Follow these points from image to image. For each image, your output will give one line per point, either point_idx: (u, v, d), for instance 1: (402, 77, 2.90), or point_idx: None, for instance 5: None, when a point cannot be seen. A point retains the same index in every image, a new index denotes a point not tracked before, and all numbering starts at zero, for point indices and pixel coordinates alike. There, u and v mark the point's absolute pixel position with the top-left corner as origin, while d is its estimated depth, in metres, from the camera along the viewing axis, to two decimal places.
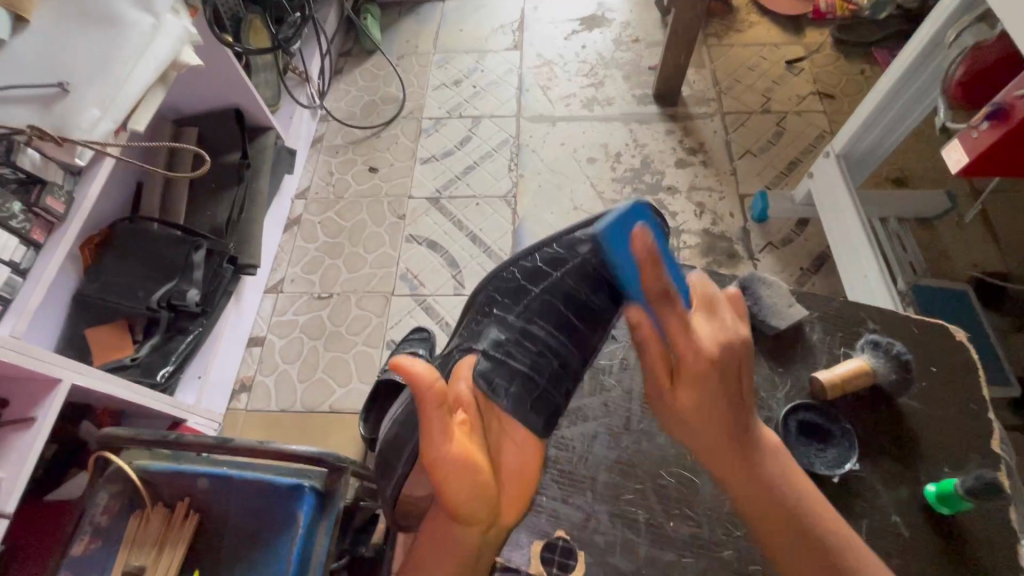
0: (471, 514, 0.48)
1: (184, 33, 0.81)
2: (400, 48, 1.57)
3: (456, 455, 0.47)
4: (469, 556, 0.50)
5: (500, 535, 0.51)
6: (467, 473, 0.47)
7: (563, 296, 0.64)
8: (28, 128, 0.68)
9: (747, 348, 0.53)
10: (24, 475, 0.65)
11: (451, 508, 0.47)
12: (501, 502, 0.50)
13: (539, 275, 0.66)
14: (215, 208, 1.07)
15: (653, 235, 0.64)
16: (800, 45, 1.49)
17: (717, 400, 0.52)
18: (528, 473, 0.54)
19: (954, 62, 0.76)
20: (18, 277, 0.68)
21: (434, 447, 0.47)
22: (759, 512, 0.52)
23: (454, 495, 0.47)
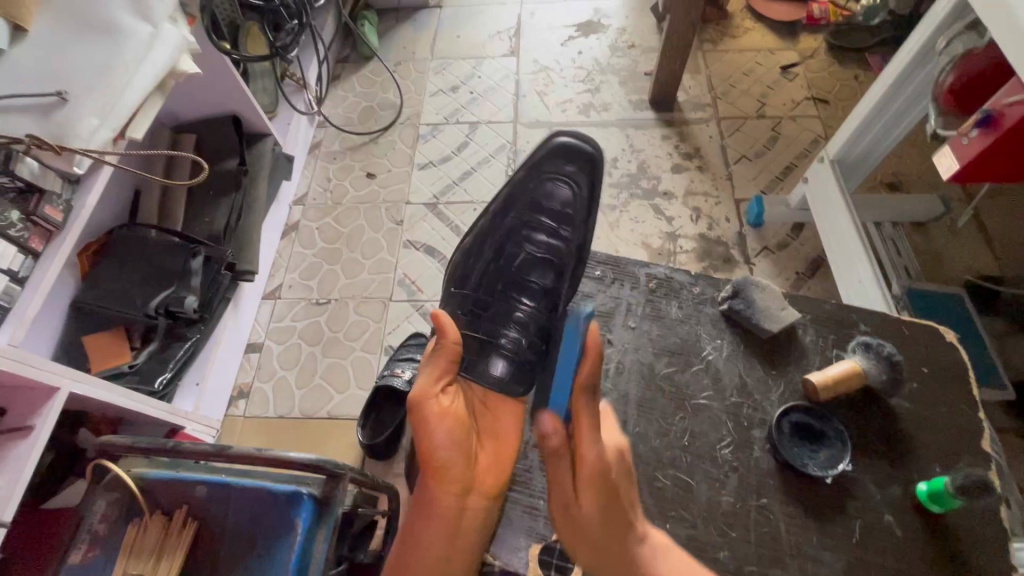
0: (436, 450, 0.60)
1: (182, 40, 0.81)
2: (397, 54, 1.58)
3: (438, 398, 0.62)
4: (448, 508, 0.59)
5: (462, 496, 0.60)
6: (448, 419, 0.61)
7: (509, 243, 0.75)
8: (26, 137, 0.68)
9: (627, 460, 0.62)
10: (22, 483, 0.65)
11: (429, 453, 0.60)
12: (468, 453, 0.62)
13: (493, 224, 0.75)
14: (213, 214, 1.07)
15: (563, 158, 0.72)
16: (795, 50, 1.50)
17: (664, 377, 0.65)
18: (492, 446, 0.65)
19: (945, 68, 0.76)
20: (16, 285, 0.69)
21: (422, 392, 0.61)
22: (611, 571, 0.58)
23: (432, 436, 0.60)
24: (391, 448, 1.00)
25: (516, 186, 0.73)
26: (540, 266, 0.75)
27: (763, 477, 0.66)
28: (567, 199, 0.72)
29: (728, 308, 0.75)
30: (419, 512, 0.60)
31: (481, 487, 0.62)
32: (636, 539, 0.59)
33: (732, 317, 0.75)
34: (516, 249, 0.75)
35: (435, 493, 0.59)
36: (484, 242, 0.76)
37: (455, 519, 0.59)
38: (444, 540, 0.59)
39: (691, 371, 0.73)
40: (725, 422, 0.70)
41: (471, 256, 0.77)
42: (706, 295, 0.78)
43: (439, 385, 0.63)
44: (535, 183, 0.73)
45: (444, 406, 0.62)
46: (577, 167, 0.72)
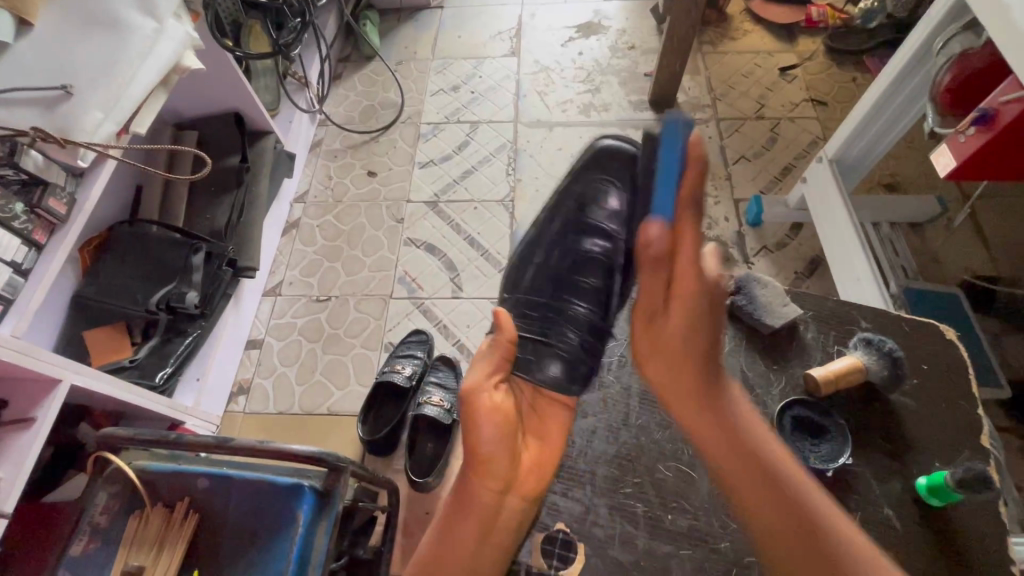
0: (483, 444, 0.59)
1: (185, 37, 0.83)
2: (399, 54, 1.59)
3: (491, 398, 0.62)
4: (488, 504, 0.59)
5: (501, 491, 0.59)
6: (498, 420, 0.60)
7: (559, 247, 0.79)
8: (30, 129, 0.68)
9: (718, 298, 0.55)
10: (24, 473, 0.65)
11: (475, 447, 0.60)
12: (515, 456, 0.61)
13: (546, 235, 0.81)
14: (215, 210, 1.08)
15: (608, 163, 0.79)
16: (793, 52, 1.51)
17: (697, 316, 0.55)
18: (537, 448, 0.64)
19: (942, 68, 0.77)
20: (19, 277, 0.69)
21: (476, 389, 0.61)
22: (711, 440, 0.55)
23: (480, 433, 0.60)
24: (391, 444, 1.00)
25: (567, 190, 0.81)
26: (593, 265, 0.78)
27: None
28: (615, 205, 0.78)
29: (731, 303, 0.76)
30: (461, 508, 0.60)
31: (519, 491, 0.61)
32: (717, 377, 0.56)
33: (735, 312, 0.76)
34: (570, 253, 0.79)
35: (472, 485, 0.59)
36: (540, 243, 0.81)
37: (494, 515, 0.59)
38: (480, 544, 0.58)
39: None
40: None
41: (525, 259, 0.81)
42: None
43: (494, 380, 0.63)
44: (584, 185, 0.80)
45: (495, 405, 0.61)
46: (612, 170, 0.79)
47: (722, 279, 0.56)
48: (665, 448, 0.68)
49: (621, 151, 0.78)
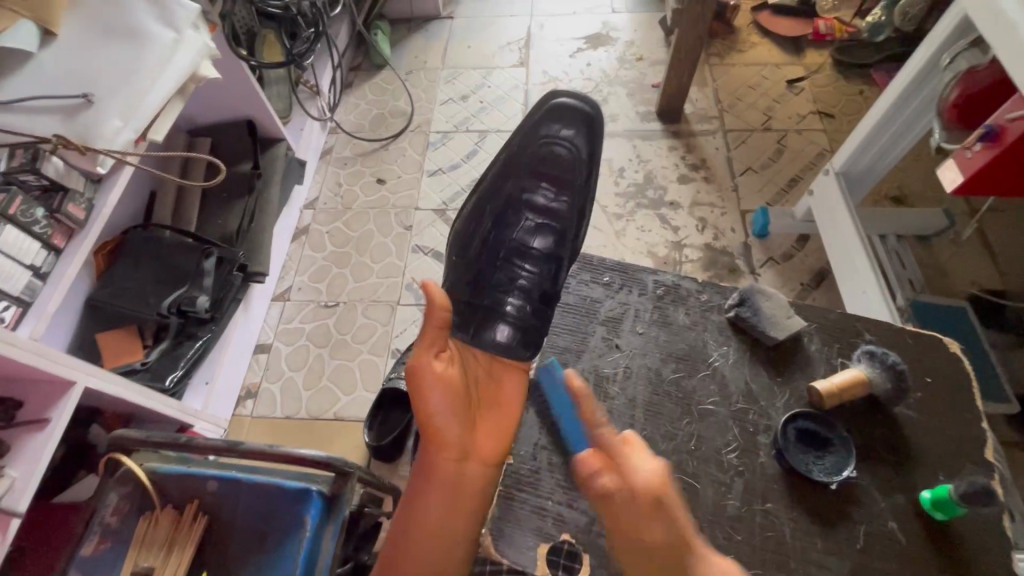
0: (434, 415, 0.64)
1: (203, 47, 0.85)
2: (409, 63, 1.61)
3: (443, 371, 0.66)
4: (450, 473, 0.62)
5: (460, 459, 0.63)
6: (448, 389, 0.65)
7: (506, 206, 0.80)
8: (52, 137, 0.70)
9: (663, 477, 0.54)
10: (37, 473, 0.66)
11: (429, 417, 0.64)
12: (469, 425, 0.66)
13: (495, 194, 0.81)
14: (226, 217, 1.09)
15: (559, 119, 0.80)
16: (800, 65, 1.52)
17: (650, 509, 0.53)
18: (493, 417, 0.69)
19: (949, 84, 0.78)
20: (38, 280, 0.70)
21: (426, 362, 0.66)
22: None
23: (431, 403, 0.64)
24: (397, 450, 1.00)
25: (522, 139, 0.80)
26: (541, 231, 0.81)
27: (768, 479, 0.66)
28: (569, 146, 0.79)
29: (734, 315, 0.76)
30: (421, 479, 0.62)
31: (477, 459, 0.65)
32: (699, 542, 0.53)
33: (739, 324, 0.76)
34: (513, 212, 0.81)
35: (434, 459, 0.62)
36: (488, 199, 0.81)
37: (458, 483, 0.62)
38: (447, 511, 0.61)
39: (698, 376, 0.73)
40: (732, 426, 0.70)
41: (473, 223, 0.82)
42: (712, 302, 0.78)
43: (437, 352, 0.67)
44: (538, 136, 0.79)
45: (442, 376, 0.66)
46: (585, 121, 0.80)
47: (666, 468, 0.55)
48: (670, 458, 0.68)
49: (567, 103, 0.80)
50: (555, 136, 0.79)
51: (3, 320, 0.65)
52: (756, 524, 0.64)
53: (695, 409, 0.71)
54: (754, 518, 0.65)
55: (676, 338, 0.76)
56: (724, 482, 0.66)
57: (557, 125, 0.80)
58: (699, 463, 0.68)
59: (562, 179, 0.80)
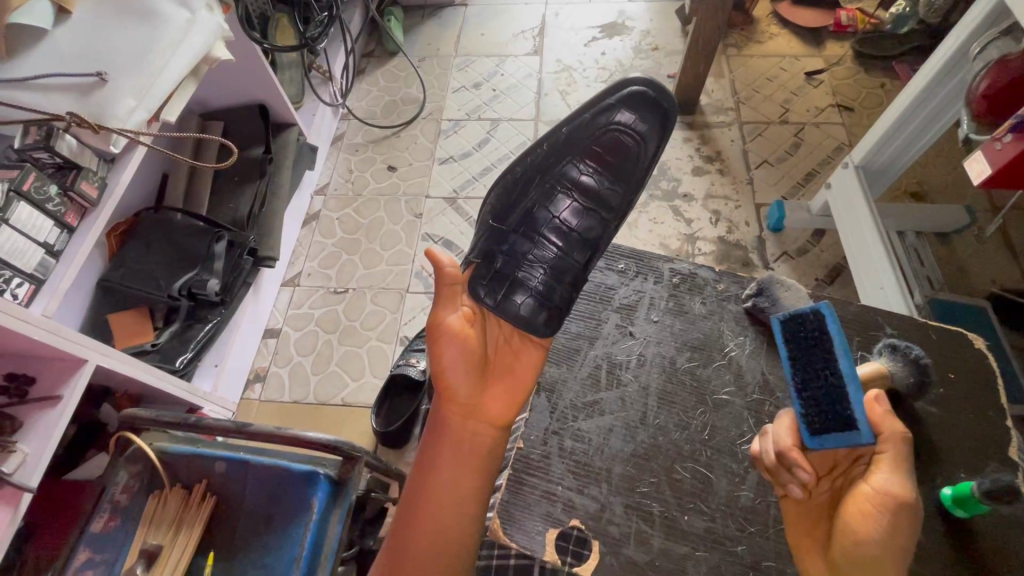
0: (445, 372, 0.64)
1: (217, 28, 0.84)
2: (422, 50, 1.60)
3: (457, 328, 0.65)
4: (457, 429, 0.63)
5: (464, 416, 0.64)
6: (463, 347, 0.64)
7: (550, 202, 0.70)
8: (67, 114, 0.70)
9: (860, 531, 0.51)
10: (50, 448, 0.67)
11: (442, 374, 0.64)
12: (481, 384, 0.65)
13: (546, 166, 0.68)
14: (238, 201, 1.09)
15: (638, 106, 0.67)
16: (820, 57, 1.49)
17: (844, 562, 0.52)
18: (506, 382, 0.66)
19: (979, 74, 0.75)
20: (51, 258, 0.70)
21: (448, 319, 0.65)
22: None
23: (444, 360, 0.64)
24: (404, 436, 1.00)
25: (581, 124, 0.67)
26: (577, 233, 0.70)
27: None
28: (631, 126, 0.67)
29: (752, 305, 0.74)
30: (432, 435, 0.64)
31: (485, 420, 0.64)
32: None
33: (756, 315, 0.74)
34: (552, 192, 0.69)
35: (442, 411, 0.64)
36: (513, 175, 0.69)
37: (469, 439, 0.63)
38: (457, 460, 0.62)
39: (712, 366, 0.72)
40: (746, 418, 0.69)
41: (512, 199, 0.70)
42: (729, 292, 0.77)
43: (455, 313, 0.65)
44: (599, 125, 0.67)
45: (456, 336, 0.65)
46: (653, 109, 0.67)
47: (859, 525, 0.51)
48: (683, 448, 0.66)
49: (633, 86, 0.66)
50: (610, 122, 0.66)
51: (17, 298, 0.66)
52: (770, 519, 0.63)
53: (709, 399, 0.70)
54: (768, 513, 0.63)
55: (691, 328, 0.74)
56: (737, 475, 0.65)
57: (619, 106, 0.66)
58: (714, 455, 0.66)
59: (615, 177, 0.69)
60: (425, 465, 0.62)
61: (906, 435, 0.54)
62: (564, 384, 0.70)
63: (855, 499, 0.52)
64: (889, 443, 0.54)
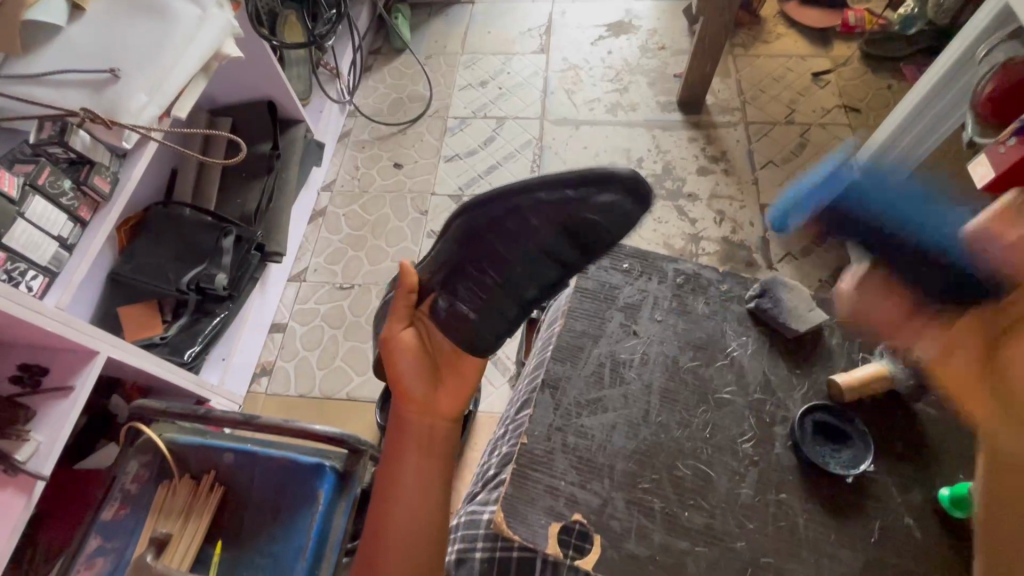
0: (398, 372, 0.64)
1: (227, 25, 0.85)
2: (429, 47, 1.60)
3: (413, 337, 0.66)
4: (415, 428, 0.61)
5: (418, 414, 0.62)
6: (416, 354, 0.65)
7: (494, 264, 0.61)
8: (80, 110, 0.71)
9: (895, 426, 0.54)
10: (63, 437, 0.68)
11: (394, 374, 0.64)
12: (432, 380, 0.64)
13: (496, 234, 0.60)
14: (246, 196, 1.10)
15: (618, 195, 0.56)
16: (827, 58, 1.49)
17: None
18: (456, 379, 0.64)
19: (985, 77, 0.75)
20: (65, 251, 0.72)
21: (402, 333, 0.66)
22: None
23: (396, 365, 0.64)
24: None
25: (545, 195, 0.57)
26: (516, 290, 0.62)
27: (782, 471, 0.66)
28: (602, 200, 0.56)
29: (755, 306, 0.75)
30: (388, 433, 0.62)
31: (436, 414, 0.62)
32: None
33: (759, 316, 0.75)
34: (494, 246, 0.60)
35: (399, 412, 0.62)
36: (472, 216, 0.61)
37: (424, 432, 0.61)
38: (418, 461, 0.59)
39: (715, 365, 0.73)
40: (747, 417, 0.69)
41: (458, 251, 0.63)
42: (733, 292, 0.78)
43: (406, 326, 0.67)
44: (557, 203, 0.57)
45: (409, 343, 0.65)
46: (639, 199, 0.56)
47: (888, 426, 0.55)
48: (684, 445, 0.67)
49: (628, 174, 0.55)
50: (584, 202, 0.56)
51: (32, 290, 0.67)
52: (769, 516, 0.63)
53: (711, 397, 0.70)
54: (767, 509, 0.64)
55: (694, 327, 0.75)
56: (738, 472, 0.66)
57: (596, 188, 0.56)
58: (715, 453, 0.67)
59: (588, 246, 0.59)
60: (387, 458, 0.60)
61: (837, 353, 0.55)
62: (568, 381, 0.71)
63: None
64: None
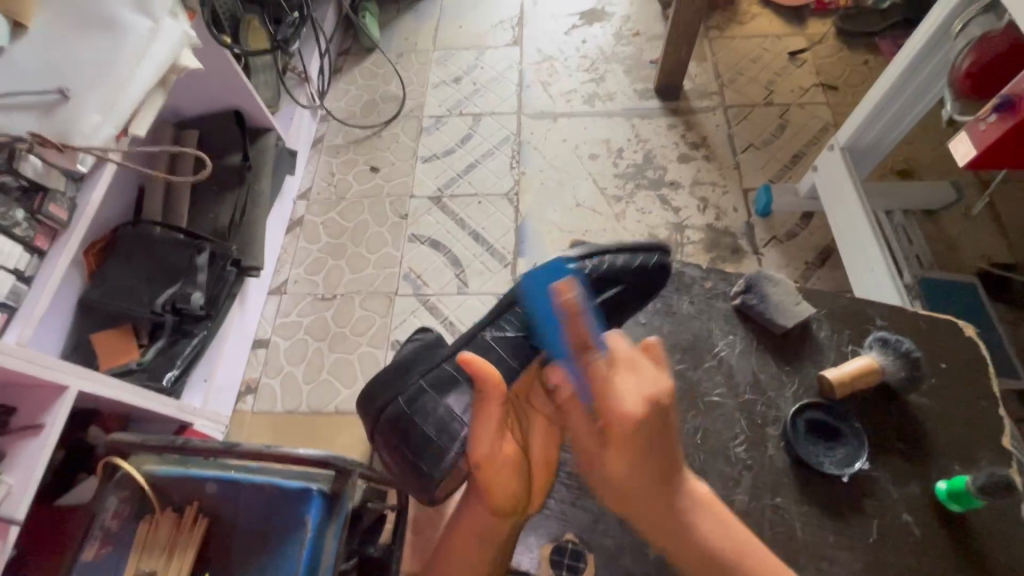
0: (500, 488, 0.55)
1: (182, 36, 0.81)
2: (399, 45, 1.56)
3: (480, 379, 0.55)
4: (486, 522, 0.57)
5: (519, 515, 0.57)
6: (632, 433, 0.52)
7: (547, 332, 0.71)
8: (28, 134, 0.67)
9: (669, 400, 0.53)
10: (35, 480, 0.65)
11: (486, 476, 0.55)
12: (518, 479, 0.57)
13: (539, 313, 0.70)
14: (218, 210, 1.07)
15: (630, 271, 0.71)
16: (803, 36, 1.47)
17: (649, 434, 0.52)
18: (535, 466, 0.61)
19: (962, 52, 0.74)
20: (23, 284, 0.69)
21: (613, 340, 0.56)
22: (707, 508, 0.54)
23: (494, 478, 0.55)
24: None
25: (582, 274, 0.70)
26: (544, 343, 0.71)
27: (777, 474, 0.65)
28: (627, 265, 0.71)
29: (741, 302, 0.74)
30: (463, 518, 0.58)
31: (514, 524, 0.58)
32: (676, 471, 0.54)
33: (747, 313, 0.74)
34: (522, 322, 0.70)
35: (489, 514, 0.56)
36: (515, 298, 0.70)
37: (494, 522, 0.57)
38: (481, 554, 0.57)
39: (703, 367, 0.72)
40: (739, 418, 0.68)
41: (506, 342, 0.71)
42: (718, 289, 0.77)
43: (500, 430, 0.57)
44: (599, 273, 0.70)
45: (531, 449, 0.61)
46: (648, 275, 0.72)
47: (659, 397, 0.52)
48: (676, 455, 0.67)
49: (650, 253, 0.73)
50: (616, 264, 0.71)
51: None
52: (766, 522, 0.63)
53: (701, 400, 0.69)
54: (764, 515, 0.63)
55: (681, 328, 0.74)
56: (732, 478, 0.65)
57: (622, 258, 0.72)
58: (709, 459, 0.66)
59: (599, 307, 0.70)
60: (452, 545, 0.58)
61: (653, 406, 0.52)
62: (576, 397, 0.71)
63: (604, 392, 0.54)
64: (656, 415, 0.52)
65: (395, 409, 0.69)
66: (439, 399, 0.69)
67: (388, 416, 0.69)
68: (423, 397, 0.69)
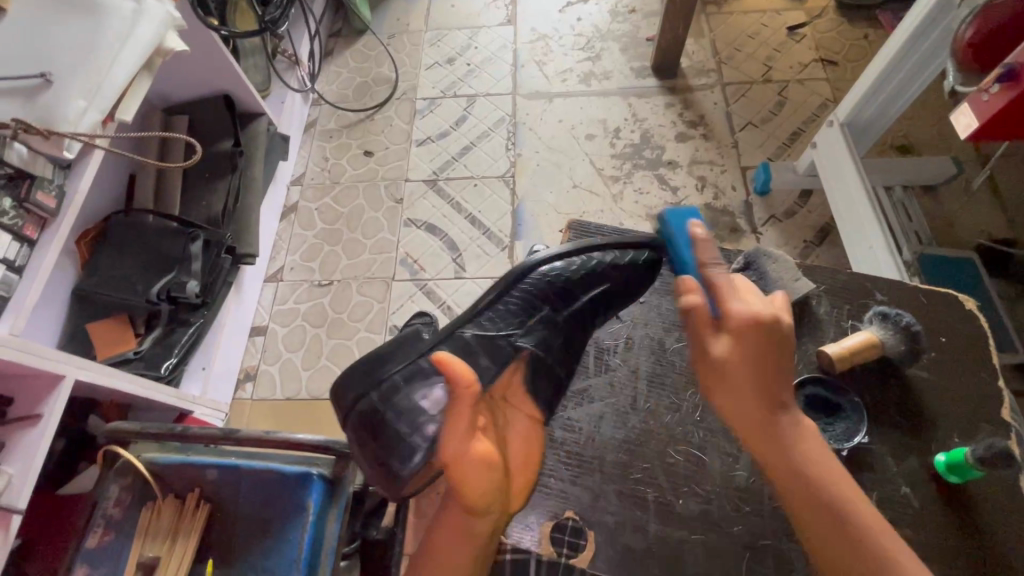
0: (473, 490, 0.54)
1: (167, 17, 0.77)
2: (391, 26, 1.53)
3: (456, 380, 0.53)
4: (463, 523, 0.56)
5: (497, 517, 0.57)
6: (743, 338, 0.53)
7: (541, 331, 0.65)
8: (12, 121, 0.66)
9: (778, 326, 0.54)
10: (35, 469, 0.65)
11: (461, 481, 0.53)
12: (495, 482, 0.55)
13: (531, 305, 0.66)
14: (210, 197, 1.05)
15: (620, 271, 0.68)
16: (802, 10, 1.44)
17: (765, 352, 0.53)
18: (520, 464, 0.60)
19: (965, 21, 0.73)
20: (14, 274, 0.68)
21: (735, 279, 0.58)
22: (777, 468, 0.53)
23: (467, 479, 0.53)
24: None
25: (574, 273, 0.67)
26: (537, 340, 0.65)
27: None
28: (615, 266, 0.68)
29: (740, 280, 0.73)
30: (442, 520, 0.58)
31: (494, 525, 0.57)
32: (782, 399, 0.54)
33: None
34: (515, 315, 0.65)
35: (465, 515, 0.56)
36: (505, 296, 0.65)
37: (469, 522, 0.56)
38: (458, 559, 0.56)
39: None
40: None
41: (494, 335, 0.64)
42: None
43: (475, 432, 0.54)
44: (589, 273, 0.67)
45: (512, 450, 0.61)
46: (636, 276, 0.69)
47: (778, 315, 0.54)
48: (676, 433, 0.67)
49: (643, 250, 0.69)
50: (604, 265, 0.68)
51: None
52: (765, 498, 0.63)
53: None
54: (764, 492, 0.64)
55: None
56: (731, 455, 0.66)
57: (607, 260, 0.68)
58: (708, 437, 0.67)
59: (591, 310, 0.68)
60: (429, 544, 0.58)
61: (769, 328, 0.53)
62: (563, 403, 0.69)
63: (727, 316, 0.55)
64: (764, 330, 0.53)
65: (358, 411, 0.60)
66: (408, 398, 0.60)
67: (355, 419, 0.60)
68: (395, 395, 0.60)
